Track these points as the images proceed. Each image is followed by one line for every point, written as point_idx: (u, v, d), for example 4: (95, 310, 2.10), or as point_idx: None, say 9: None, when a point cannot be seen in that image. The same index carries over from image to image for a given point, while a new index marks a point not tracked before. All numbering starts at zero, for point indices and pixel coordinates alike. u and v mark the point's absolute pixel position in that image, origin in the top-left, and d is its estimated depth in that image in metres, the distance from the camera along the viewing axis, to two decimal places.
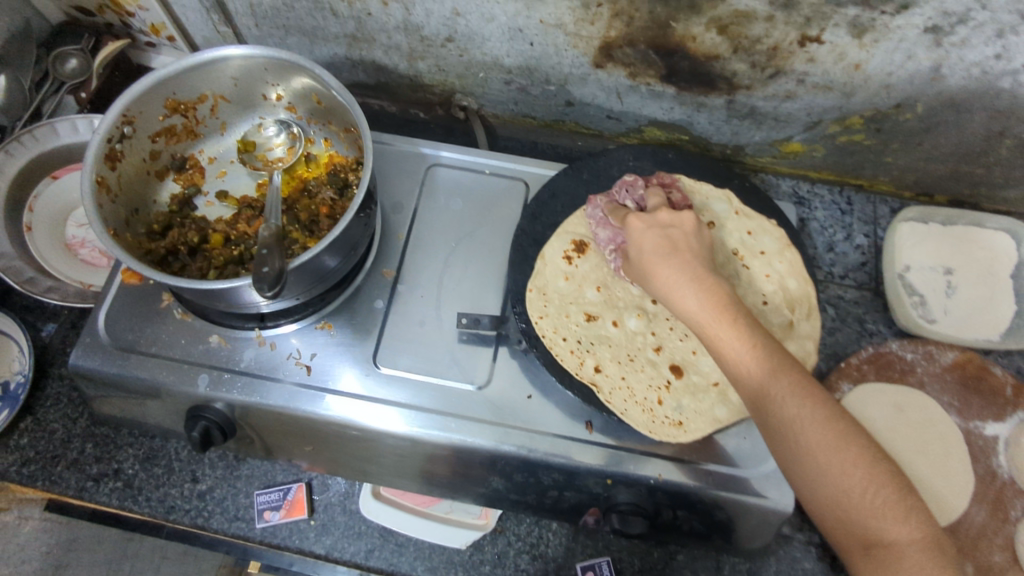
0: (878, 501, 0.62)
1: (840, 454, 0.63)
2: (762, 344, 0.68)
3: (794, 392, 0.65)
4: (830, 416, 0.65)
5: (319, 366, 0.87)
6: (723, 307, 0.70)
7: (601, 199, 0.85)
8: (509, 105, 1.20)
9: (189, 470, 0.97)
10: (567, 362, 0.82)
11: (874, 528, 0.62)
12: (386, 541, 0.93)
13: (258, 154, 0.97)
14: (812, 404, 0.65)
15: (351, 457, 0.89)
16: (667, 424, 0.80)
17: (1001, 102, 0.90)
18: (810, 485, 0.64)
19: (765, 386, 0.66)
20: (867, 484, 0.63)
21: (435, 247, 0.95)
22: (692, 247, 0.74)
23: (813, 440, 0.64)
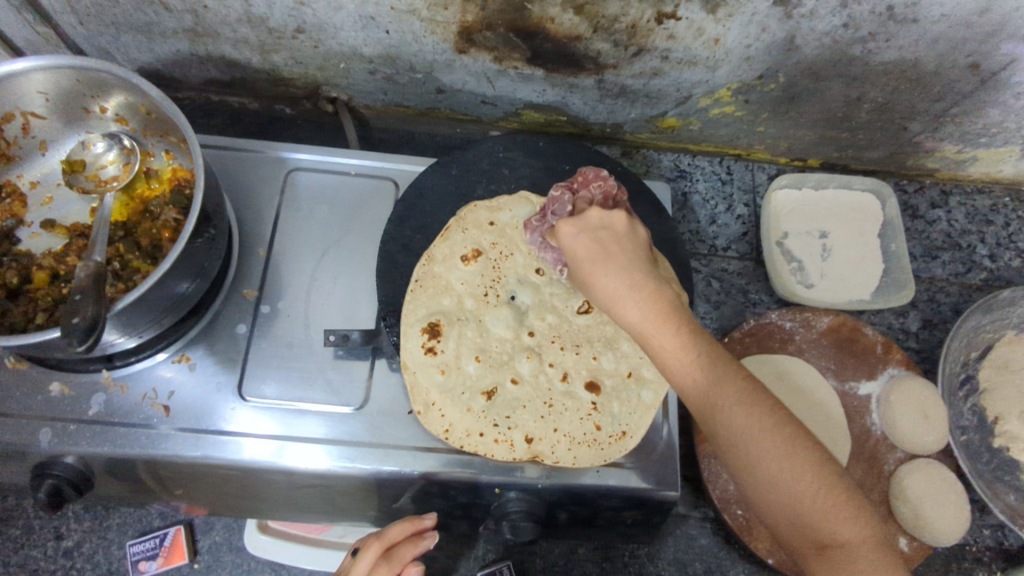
0: (830, 506, 0.59)
1: (791, 457, 0.60)
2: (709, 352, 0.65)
3: (740, 401, 0.62)
4: (778, 414, 0.62)
5: (179, 404, 0.79)
6: (660, 313, 0.66)
7: (537, 219, 0.81)
8: (378, 95, 1.12)
9: (51, 527, 0.87)
10: (447, 390, 0.78)
11: (824, 530, 0.59)
12: (278, 574, 0.88)
13: (87, 174, 0.85)
14: (762, 408, 0.63)
15: (229, 496, 0.83)
16: (558, 442, 0.77)
17: (855, 68, 0.93)
18: (763, 489, 0.61)
19: (715, 395, 0.63)
20: (819, 489, 0.59)
21: (301, 260, 0.88)
22: (626, 246, 0.69)
23: (764, 444, 0.61)
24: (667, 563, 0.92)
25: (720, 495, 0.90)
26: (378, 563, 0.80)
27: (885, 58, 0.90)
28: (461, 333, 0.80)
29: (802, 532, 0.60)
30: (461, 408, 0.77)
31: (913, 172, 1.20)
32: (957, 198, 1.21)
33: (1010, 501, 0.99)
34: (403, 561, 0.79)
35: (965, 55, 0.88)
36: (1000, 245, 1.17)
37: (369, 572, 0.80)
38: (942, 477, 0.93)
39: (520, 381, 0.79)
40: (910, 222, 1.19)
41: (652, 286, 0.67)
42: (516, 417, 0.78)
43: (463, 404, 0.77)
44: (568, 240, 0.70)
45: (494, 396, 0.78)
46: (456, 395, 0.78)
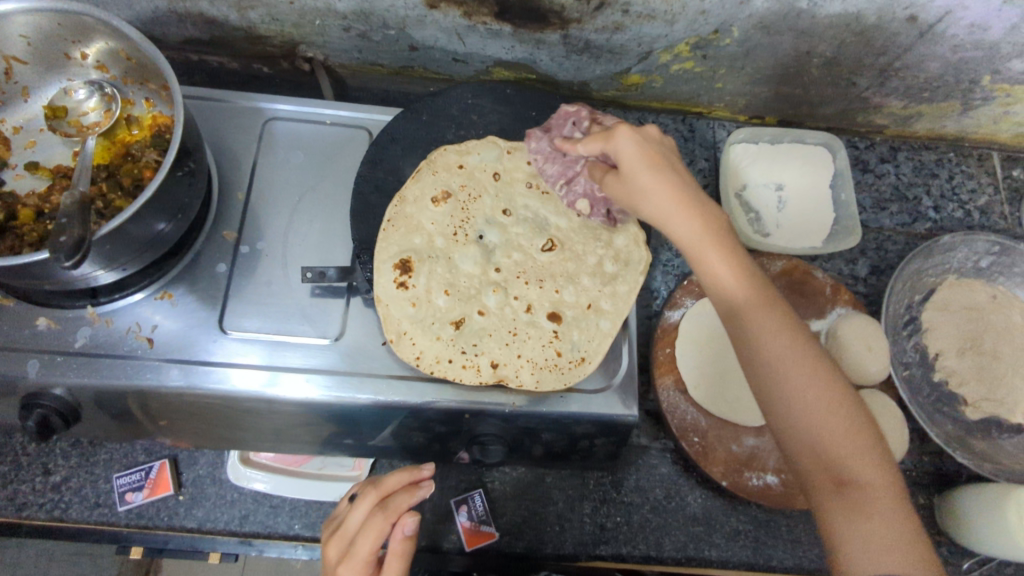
0: (854, 447, 0.66)
1: (826, 387, 0.68)
2: (753, 287, 0.73)
3: (791, 339, 0.70)
4: (815, 351, 0.70)
5: (161, 337, 0.83)
6: (715, 234, 0.74)
7: (543, 132, 0.89)
8: (353, 53, 1.15)
9: (39, 462, 0.91)
10: (418, 320, 0.82)
11: (847, 468, 0.65)
12: (259, 505, 0.92)
13: (70, 120, 0.87)
14: (797, 341, 0.70)
15: (212, 426, 0.87)
16: (522, 368, 0.82)
17: (802, 22, 0.98)
18: (786, 406, 0.68)
19: (754, 316, 0.71)
20: (846, 430, 0.66)
21: (278, 204, 0.92)
22: (697, 188, 0.76)
23: (797, 369, 0.68)
24: (631, 489, 0.98)
25: (678, 423, 0.95)
26: (374, 509, 0.80)
27: (830, 11, 0.96)
28: (431, 269, 0.84)
29: (821, 457, 0.66)
30: (432, 336, 0.82)
31: (865, 129, 1.27)
32: (905, 154, 1.28)
33: (948, 430, 1.06)
34: (398, 508, 0.79)
35: (903, 8, 0.94)
36: (944, 197, 1.24)
37: (364, 518, 0.80)
38: (884, 406, 1.00)
39: (486, 313, 0.84)
40: (861, 175, 1.25)
41: (717, 223, 0.75)
42: (483, 345, 0.82)
43: (433, 333, 0.82)
44: (625, 146, 0.74)
45: (462, 326, 0.83)
46: (426, 325, 0.82)
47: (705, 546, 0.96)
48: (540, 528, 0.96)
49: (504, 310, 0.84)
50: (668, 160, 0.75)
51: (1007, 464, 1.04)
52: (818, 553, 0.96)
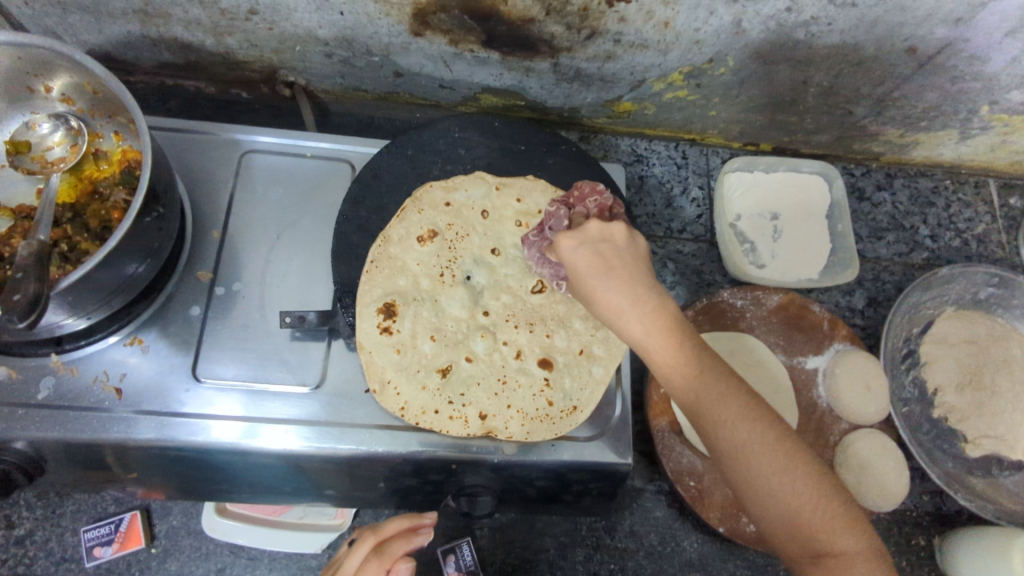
0: (825, 515, 0.65)
1: (791, 470, 0.66)
2: (710, 374, 0.69)
3: (742, 416, 0.68)
4: (777, 429, 0.68)
5: (131, 386, 0.79)
6: (668, 327, 0.69)
7: (533, 236, 0.82)
8: (336, 79, 1.11)
9: (2, 515, 0.86)
10: (402, 369, 0.78)
11: (823, 541, 0.64)
12: (236, 557, 0.88)
13: (34, 155, 0.83)
14: (758, 423, 0.68)
15: (185, 478, 0.82)
16: (510, 418, 0.78)
17: (800, 52, 0.96)
18: (758, 490, 0.66)
19: (714, 408, 0.68)
20: (815, 500, 0.65)
21: (255, 242, 0.88)
22: (628, 260, 0.69)
23: (763, 455, 0.66)
24: (624, 535, 0.95)
25: (673, 467, 0.92)
26: (370, 557, 0.78)
27: (827, 42, 0.93)
28: (416, 313, 0.81)
29: (802, 541, 0.65)
30: (417, 385, 0.78)
31: (861, 156, 1.24)
32: (901, 181, 1.25)
33: (947, 468, 1.04)
34: (395, 556, 0.78)
35: (902, 39, 0.92)
36: (941, 226, 1.22)
37: (360, 564, 0.78)
38: (884, 446, 0.97)
39: (474, 360, 0.80)
40: (856, 203, 1.23)
41: (653, 298, 0.69)
42: (470, 394, 0.79)
43: (418, 382, 0.78)
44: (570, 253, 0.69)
45: (449, 373, 0.79)
46: (410, 373, 0.78)
47: None
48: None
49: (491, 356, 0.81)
50: (615, 251, 0.69)
51: (1006, 503, 1.02)
52: None
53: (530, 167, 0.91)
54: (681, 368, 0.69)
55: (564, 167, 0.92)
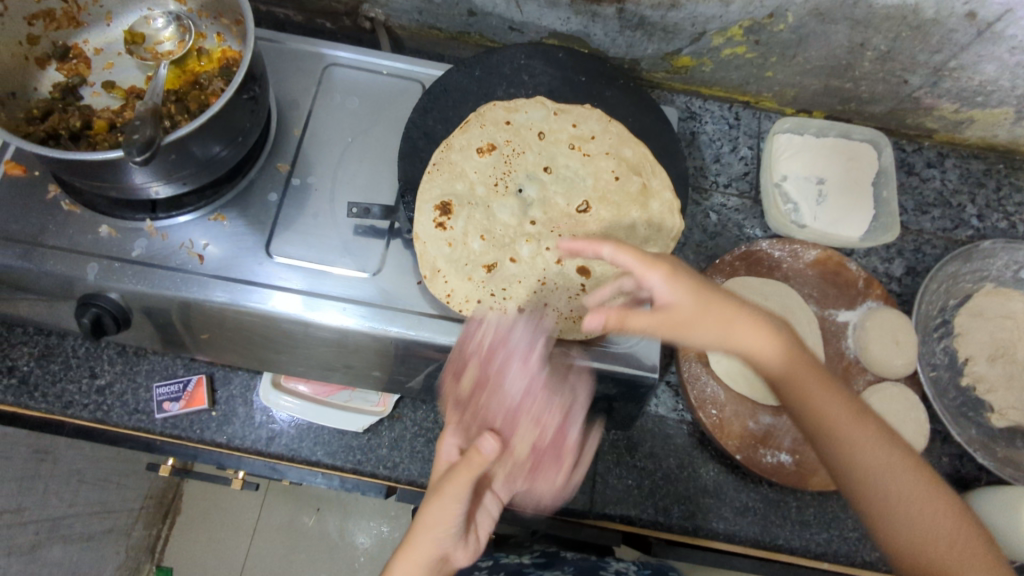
0: (942, 525, 0.71)
1: (909, 481, 0.74)
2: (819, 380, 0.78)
3: (858, 425, 0.76)
4: (894, 447, 0.75)
5: (212, 254, 0.87)
6: (768, 331, 0.78)
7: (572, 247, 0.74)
8: (413, 15, 1.19)
9: (87, 365, 0.96)
10: (450, 261, 0.85)
11: (940, 555, 0.70)
12: (287, 428, 0.97)
13: (146, 46, 0.92)
14: (873, 434, 0.76)
15: (251, 343, 0.91)
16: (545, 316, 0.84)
17: (860, 12, 0.99)
18: (882, 502, 0.74)
19: (818, 410, 0.77)
20: (933, 510, 0.72)
21: (331, 144, 0.95)
22: (719, 293, 0.76)
23: (878, 466, 0.74)
24: (645, 455, 1.00)
25: (697, 394, 0.98)
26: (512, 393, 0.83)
27: (887, 2, 0.96)
28: (470, 214, 0.87)
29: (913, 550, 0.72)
30: (465, 275, 0.85)
31: (913, 132, 1.26)
32: (952, 161, 1.26)
33: (970, 434, 1.05)
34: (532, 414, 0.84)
35: (962, 3, 0.94)
36: (990, 206, 1.23)
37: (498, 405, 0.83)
38: (905, 400, 0.99)
39: (518, 261, 0.86)
40: (905, 178, 1.24)
41: (766, 319, 0.79)
42: (511, 290, 0.85)
43: (465, 274, 0.85)
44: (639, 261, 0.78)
45: (494, 271, 0.86)
46: (459, 265, 0.85)
47: (712, 518, 0.97)
48: None
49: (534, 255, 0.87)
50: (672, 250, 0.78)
51: None
52: (824, 537, 0.97)
53: (587, 97, 0.97)
54: (774, 353, 0.78)
55: (620, 101, 0.97)
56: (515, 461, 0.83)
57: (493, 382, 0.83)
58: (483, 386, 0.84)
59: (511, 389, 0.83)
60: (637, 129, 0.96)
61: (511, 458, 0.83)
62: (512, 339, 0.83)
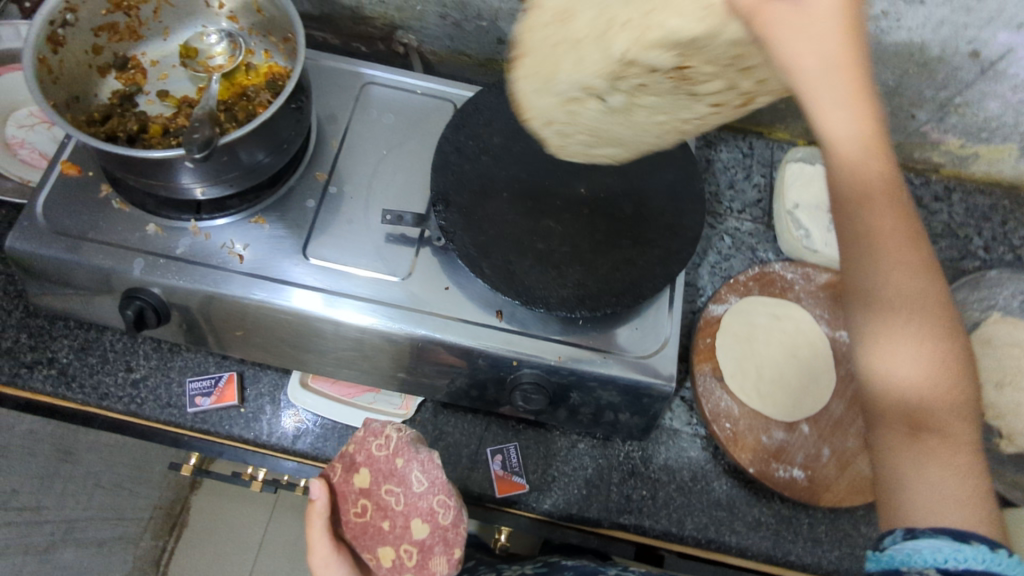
0: (944, 388, 0.59)
1: (932, 342, 0.60)
2: (880, 204, 0.61)
3: (898, 260, 0.61)
4: (928, 309, 0.61)
5: (252, 255, 0.91)
6: (858, 89, 0.58)
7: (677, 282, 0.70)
8: (445, 41, 1.26)
9: (123, 359, 1.00)
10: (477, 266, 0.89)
11: (931, 410, 0.59)
12: (313, 427, 0.99)
13: (200, 60, 0.98)
14: (913, 266, 0.62)
15: (282, 342, 0.94)
16: None
17: (870, 48, 1.05)
18: (885, 327, 0.61)
19: (889, 233, 0.62)
20: (936, 370, 0.60)
21: (367, 156, 1.01)
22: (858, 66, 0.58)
23: (905, 304, 0.61)
24: (659, 467, 1.02)
25: (711, 408, 1.00)
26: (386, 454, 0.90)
27: (895, 38, 1.02)
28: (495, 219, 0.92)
29: (903, 399, 0.60)
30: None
31: (921, 166, 1.31)
32: (959, 195, 1.30)
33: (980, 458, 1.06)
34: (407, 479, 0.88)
35: (966, 42, 1.00)
36: (996, 239, 1.26)
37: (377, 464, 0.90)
38: None
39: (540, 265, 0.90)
40: (912, 209, 1.29)
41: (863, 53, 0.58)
42: None
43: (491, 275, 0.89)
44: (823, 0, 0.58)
45: None
46: None
47: (726, 532, 0.98)
48: (567, 491, 1.00)
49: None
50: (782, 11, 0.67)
51: None
52: (836, 555, 0.97)
53: None
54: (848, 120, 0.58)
55: None
56: (403, 535, 0.87)
57: (384, 464, 0.90)
58: (384, 476, 0.89)
59: (412, 477, 0.88)
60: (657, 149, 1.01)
61: (403, 532, 0.88)
62: (394, 441, 0.90)
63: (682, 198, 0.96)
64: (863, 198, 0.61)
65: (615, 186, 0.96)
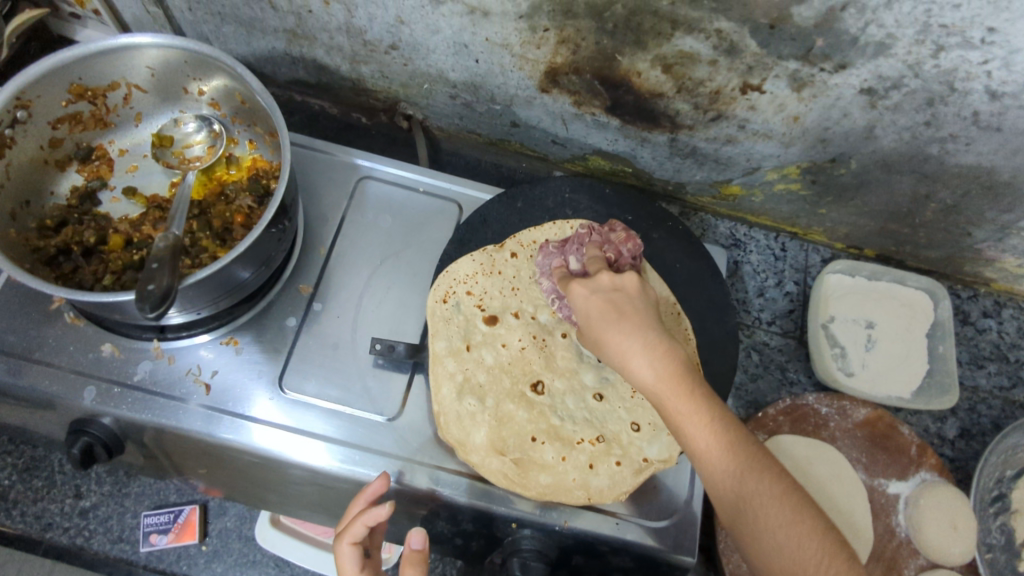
0: (813, 562, 0.58)
1: (792, 527, 0.60)
2: (635, 317, 0.69)
3: (689, 416, 0.64)
4: (761, 468, 0.62)
5: (221, 385, 0.81)
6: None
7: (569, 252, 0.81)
8: (453, 119, 1.15)
9: (73, 484, 0.90)
10: (464, 424, 0.78)
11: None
12: (280, 571, 0.90)
13: (174, 150, 0.88)
14: (719, 426, 0.64)
15: (251, 482, 0.84)
16: (574, 488, 0.76)
17: (929, 166, 0.93)
18: (755, 524, 0.61)
19: (673, 409, 0.65)
20: (797, 540, 0.59)
21: (359, 267, 0.90)
22: None
23: (763, 514, 0.61)
24: None
25: (732, 570, 0.88)
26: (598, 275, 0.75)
27: (961, 161, 0.91)
28: (490, 355, 0.82)
29: None
30: (488, 435, 0.78)
31: (970, 279, 1.19)
32: (1010, 312, 1.19)
33: None
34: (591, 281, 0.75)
35: None
36: None
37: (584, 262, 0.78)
38: None
39: (533, 411, 0.80)
40: (960, 327, 1.17)
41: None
42: (536, 450, 0.78)
43: (482, 426, 0.78)
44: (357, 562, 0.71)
45: (507, 423, 0.79)
46: (477, 416, 0.79)
47: None
48: None
49: (558, 416, 0.80)
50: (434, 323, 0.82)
51: None
52: None
53: None
54: None
55: (669, 246, 0.90)
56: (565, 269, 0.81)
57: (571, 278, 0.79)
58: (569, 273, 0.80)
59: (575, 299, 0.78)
60: (685, 275, 0.89)
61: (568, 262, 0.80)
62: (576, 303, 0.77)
63: (709, 336, 0.86)
64: (621, 316, 0.69)
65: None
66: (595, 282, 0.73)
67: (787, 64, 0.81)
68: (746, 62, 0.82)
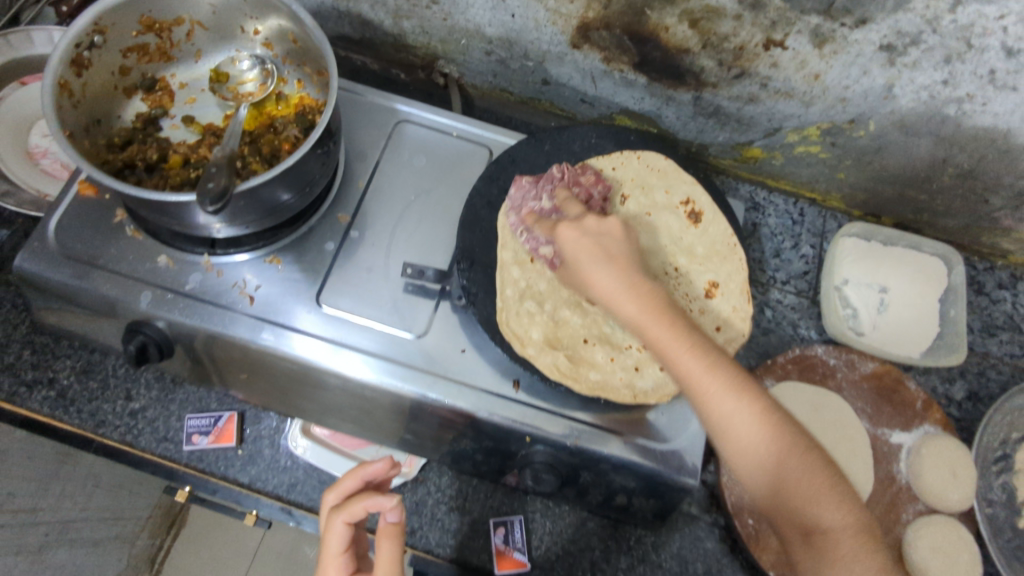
0: (798, 477, 0.69)
1: (776, 446, 0.69)
2: (620, 257, 0.75)
3: (683, 345, 0.70)
4: (745, 389, 0.71)
5: (263, 298, 0.88)
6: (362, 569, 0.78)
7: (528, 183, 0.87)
8: (488, 77, 1.21)
9: (123, 387, 1.01)
10: (519, 324, 0.84)
11: (806, 510, 0.68)
12: (309, 477, 0.99)
13: (229, 86, 0.95)
14: (704, 354, 0.71)
15: (289, 391, 0.92)
16: (620, 387, 0.82)
17: (947, 128, 0.97)
18: (739, 440, 0.69)
19: (660, 337, 0.71)
20: (785, 459, 0.69)
21: (394, 201, 0.96)
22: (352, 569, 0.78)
23: (747, 431, 0.69)
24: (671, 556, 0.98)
25: (732, 502, 0.95)
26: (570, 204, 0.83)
27: (978, 123, 0.94)
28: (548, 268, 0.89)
29: (799, 519, 0.69)
30: (544, 333, 0.85)
31: (986, 250, 1.21)
32: None
33: None
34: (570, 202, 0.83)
35: None
36: None
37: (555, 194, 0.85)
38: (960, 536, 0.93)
39: (584, 319, 0.87)
40: (973, 296, 1.19)
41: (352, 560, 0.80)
42: (584, 351, 0.85)
43: (538, 322, 0.85)
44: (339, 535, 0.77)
45: (559, 328, 0.86)
46: (535, 315, 0.85)
47: None
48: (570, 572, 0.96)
49: (609, 325, 0.87)
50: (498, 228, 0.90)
51: None
52: None
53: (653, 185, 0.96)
54: None
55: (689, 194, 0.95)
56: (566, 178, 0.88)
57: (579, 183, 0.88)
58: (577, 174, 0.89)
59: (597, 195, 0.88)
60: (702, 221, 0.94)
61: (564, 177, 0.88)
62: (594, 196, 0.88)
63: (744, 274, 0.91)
64: (611, 258, 0.75)
65: (692, 244, 0.92)
66: (584, 224, 0.77)
67: (809, 18, 0.85)
68: (770, 16, 0.87)
